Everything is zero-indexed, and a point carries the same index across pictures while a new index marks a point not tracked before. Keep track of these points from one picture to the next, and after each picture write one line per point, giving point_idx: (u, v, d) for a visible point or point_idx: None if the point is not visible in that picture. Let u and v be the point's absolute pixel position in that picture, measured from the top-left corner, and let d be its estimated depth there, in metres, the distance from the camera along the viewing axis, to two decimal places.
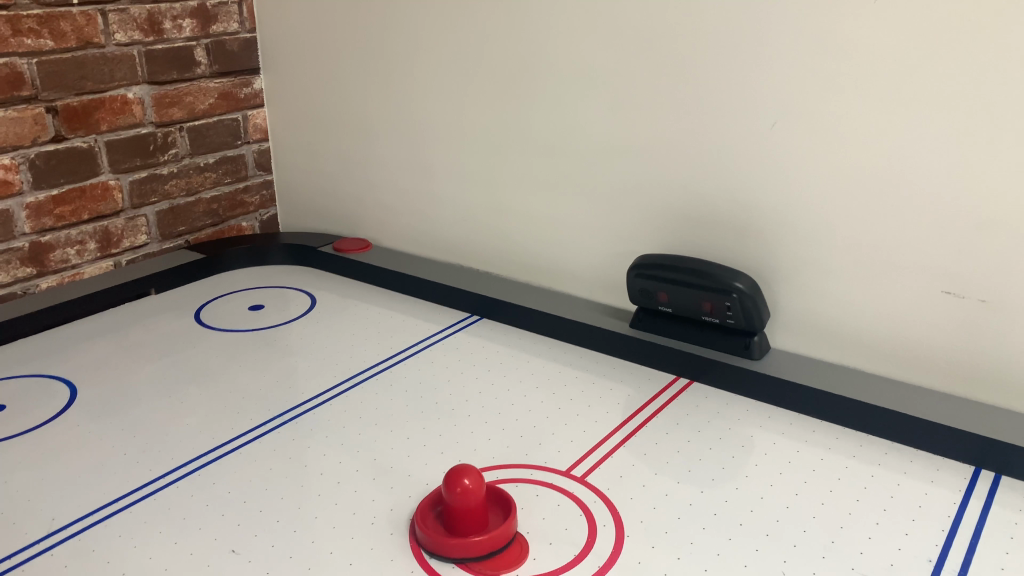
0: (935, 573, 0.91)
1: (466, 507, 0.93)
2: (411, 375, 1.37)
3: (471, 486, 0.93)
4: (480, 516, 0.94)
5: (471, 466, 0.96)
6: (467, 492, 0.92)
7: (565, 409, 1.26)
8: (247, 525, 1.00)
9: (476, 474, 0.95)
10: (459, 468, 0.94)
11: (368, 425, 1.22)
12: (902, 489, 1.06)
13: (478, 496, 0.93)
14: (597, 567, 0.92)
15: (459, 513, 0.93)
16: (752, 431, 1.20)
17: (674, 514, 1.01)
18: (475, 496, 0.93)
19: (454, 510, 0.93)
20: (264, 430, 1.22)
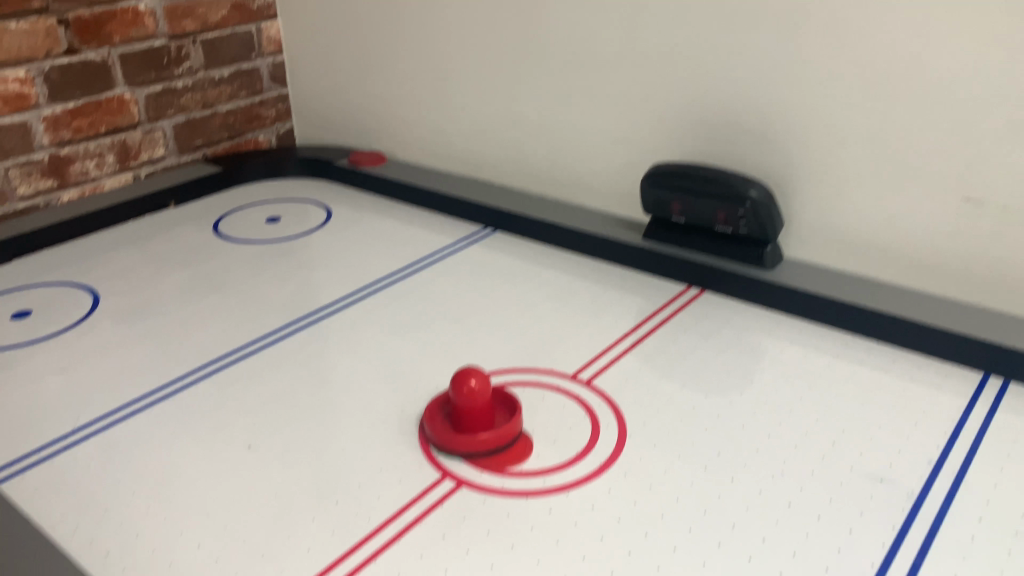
0: (934, 473, 0.93)
1: (473, 407, 0.95)
2: (424, 285, 1.39)
3: (477, 387, 0.95)
4: (486, 416, 0.96)
5: (477, 368, 0.98)
6: (473, 394, 0.95)
7: (575, 318, 1.27)
8: (262, 424, 1.03)
9: (482, 375, 0.97)
10: (465, 370, 0.96)
11: (381, 332, 1.24)
12: (908, 395, 1.07)
13: (485, 396, 0.96)
14: (599, 464, 0.95)
15: (466, 412, 0.96)
16: (760, 339, 1.20)
17: (678, 417, 1.03)
18: (482, 396, 0.95)
19: (461, 409, 0.96)
20: (279, 336, 1.24)
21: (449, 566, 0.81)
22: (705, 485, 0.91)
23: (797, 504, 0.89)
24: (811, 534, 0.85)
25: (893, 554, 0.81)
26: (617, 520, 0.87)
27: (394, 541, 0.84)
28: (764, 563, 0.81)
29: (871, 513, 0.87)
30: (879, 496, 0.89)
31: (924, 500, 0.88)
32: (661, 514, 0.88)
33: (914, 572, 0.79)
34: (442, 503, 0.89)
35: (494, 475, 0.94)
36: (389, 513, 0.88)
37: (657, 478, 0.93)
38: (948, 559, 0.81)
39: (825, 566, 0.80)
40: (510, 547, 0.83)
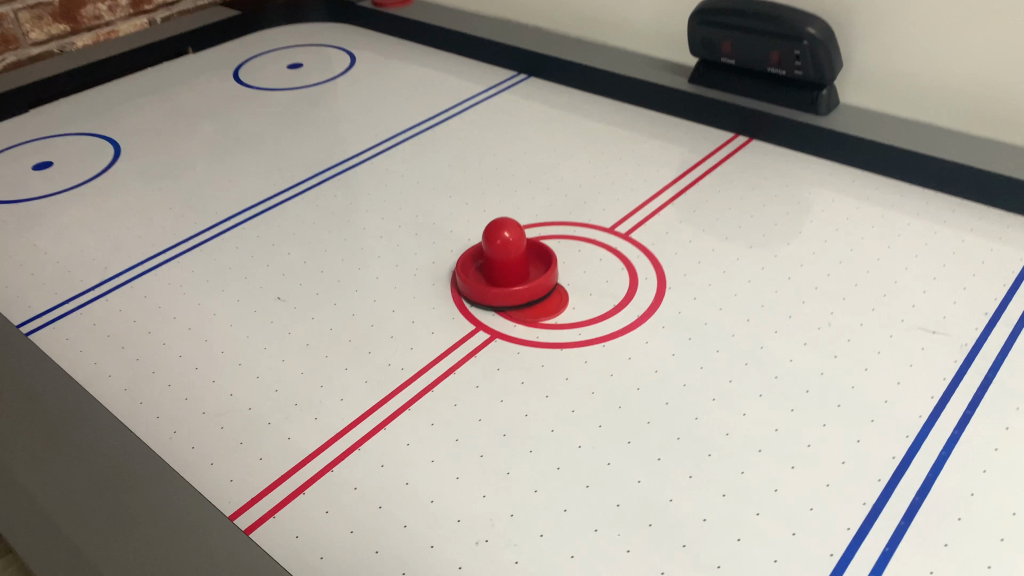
0: (990, 326, 0.88)
1: (505, 259, 0.92)
2: (454, 135, 1.33)
3: (511, 239, 0.92)
4: (519, 269, 0.94)
5: (511, 220, 0.95)
6: (507, 246, 0.91)
7: (613, 169, 1.21)
8: (291, 276, 1.01)
9: (516, 228, 0.94)
10: (500, 222, 0.93)
11: (410, 184, 1.20)
12: (965, 247, 1.01)
13: (517, 249, 0.92)
14: (636, 316, 0.92)
15: (498, 264, 0.93)
16: (809, 189, 1.13)
17: (719, 270, 0.99)
18: (514, 249, 0.92)
19: (493, 262, 0.93)
20: (306, 188, 1.21)
21: (483, 415, 0.80)
22: (746, 338, 0.88)
23: (842, 357, 0.85)
24: (857, 385, 0.82)
25: (942, 407, 0.79)
26: (655, 371, 0.84)
27: (428, 391, 0.83)
28: (807, 414, 0.79)
29: (921, 365, 0.84)
30: (930, 348, 0.86)
31: (978, 353, 0.85)
32: (700, 365, 0.85)
33: (964, 424, 0.77)
34: (475, 354, 0.88)
35: (526, 327, 0.91)
36: (422, 364, 0.87)
37: (697, 330, 0.90)
38: (1000, 411, 0.78)
39: (870, 418, 0.78)
40: (545, 396, 0.82)
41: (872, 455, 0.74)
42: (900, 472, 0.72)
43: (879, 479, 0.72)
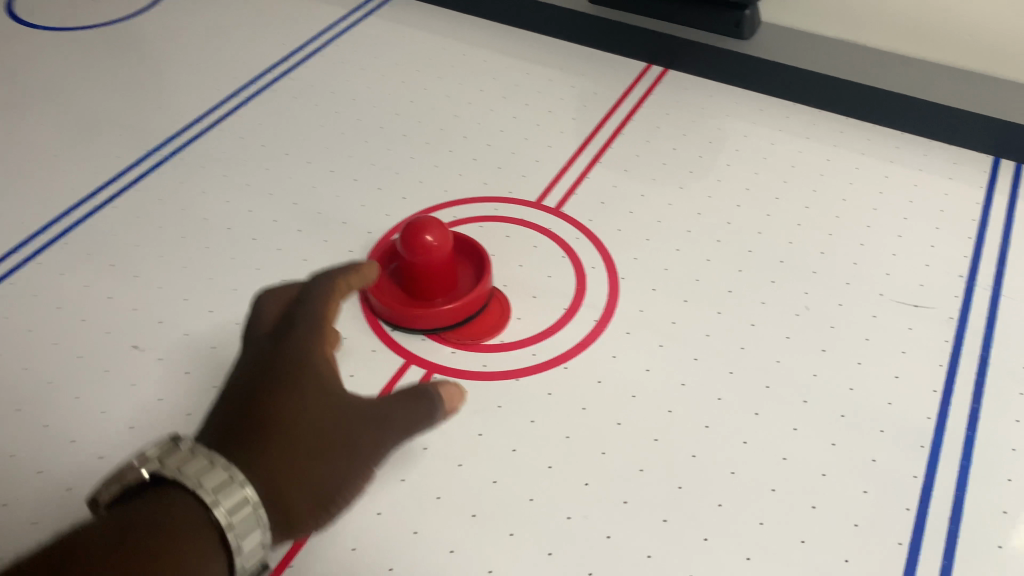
0: (969, 291, 0.81)
1: (427, 271, 0.75)
2: (318, 83, 1.09)
3: (436, 244, 0.73)
4: (445, 280, 0.76)
5: (432, 217, 0.76)
6: (431, 253, 0.73)
7: (521, 119, 1.03)
8: (145, 309, 0.78)
9: (442, 229, 0.75)
10: (419, 222, 0.74)
11: (278, 156, 0.97)
12: (921, 192, 0.92)
13: (442, 259, 0.74)
14: (594, 322, 0.77)
15: (418, 277, 0.75)
16: (744, 131, 1.01)
17: (673, 247, 0.86)
18: (438, 259, 0.74)
19: (412, 274, 0.75)
20: (139, 173, 0.94)
21: (442, 490, 0.65)
22: (723, 337, 0.77)
23: (831, 350, 0.75)
24: (856, 386, 0.72)
25: (948, 402, 0.71)
26: (633, 396, 0.71)
27: None
28: (812, 432, 0.69)
29: (915, 351, 0.75)
30: (918, 328, 0.77)
31: (966, 328, 0.77)
32: (682, 381, 0.73)
33: (976, 421, 0.69)
34: None
35: (465, 351, 0.75)
36: None
37: (667, 333, 0.77)
38: (1006, 400, 0.71)
39: (879, 428, 0.69)
40: (512, 450, 0.67)
41: (893, 476, 0.65)
42: (929, 496, 0.64)
43: (909, 508, 0.63)
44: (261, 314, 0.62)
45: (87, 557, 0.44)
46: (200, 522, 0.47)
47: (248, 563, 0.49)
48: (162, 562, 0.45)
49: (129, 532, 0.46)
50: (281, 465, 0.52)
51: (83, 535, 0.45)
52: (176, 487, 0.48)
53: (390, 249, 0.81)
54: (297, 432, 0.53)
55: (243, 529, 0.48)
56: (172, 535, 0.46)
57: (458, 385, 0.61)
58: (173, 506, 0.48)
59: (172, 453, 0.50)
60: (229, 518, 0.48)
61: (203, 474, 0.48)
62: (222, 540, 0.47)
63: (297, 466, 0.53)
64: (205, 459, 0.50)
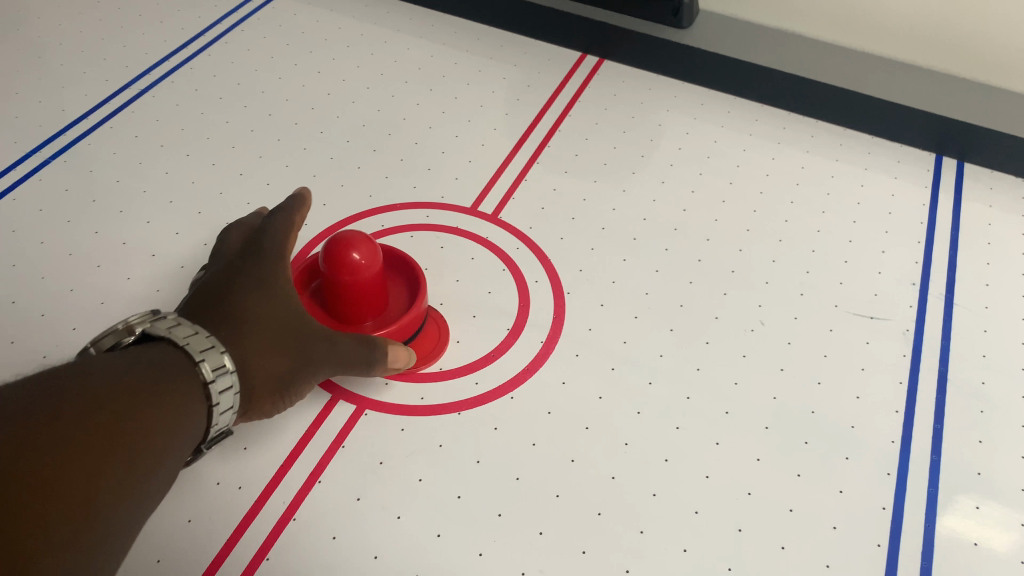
0: (922, 300, 0.78)
1: (354, 294, 0.66)
2: (222, 75, 0.99)
3: (363, 263, 0.64)
4: (373, 303, 0.68)
5: (358, 231, 0.67)
6: (357, 272, 0.64)
7: (450, 114, 0.95)
8: (27, 341, 0.69)
9: (371, 245, 0.66)
10: (342, 237, 0.65)
11: (179, 158, 0.87)
12: (868, 193, 0.89)
13: (371, 281, 0.66)
14: (541, 343, 0.71)
15: (342, 301, 0.66)
16: (685, 128, 0.96)
17: (619, 257, 0.80)
18: (365, 281, 0.65)
19: (336, 296, 0.66)
20: (16, 179, 0.84)
21: (379, 547, 0.58)
22: (677, 357, 0.72)
23: (789, 369, 0.71)
24: (817, 409, 0.69)
25: (910, 424, 0.68)
26: (586, 428, 0.66)
27: (291, 516, 0.59)
28: (775, 462, 0.65)
29: (874, 368, 0.72)
30: (875, 342, 0.74)
31: (923, 340, 0.74)
32: (637, 409, 0.67)
33: (939, 445, 0.67)
34: (343, 442, 0.64)
35: (400, 383, 0.68)
36: (272, 472, 0.62)
37: (618, 354, 0.71)
38: (967, 420, 0.69)
39: (844, 454, 0.65)
40: (457, 497, 0.61)
41: (860, 509, 0.62)
42: (898, 530, 0.61)
43: (880, 544, 0.60)
44: (227, 238, 0.70)
45: (89, 373, 0.48)
46: (188, 372, 0.53)
47: (220, 421, 0.55)
48: (159, 393, 0.50)
49: (129, 364, 0.51)
50: (253, 347, 0.59)
51: (89, 359, 0.49)
52: (165, 343, 0.54)
53: (312, 265, 0.71)
54: (268, 322, 0.60)
55: (222, 388, 0.54)
56: (164, 374, 0.51)
57: (405, 350, 0.66)
58: (163, 354, 0.53)
59: (157, 320, 0.56)
60: (214, 374, 0.54)
61: (190, 337, 0.55)
62: (204, 393, 0.53)
63: (264, 351, 0.60)
64: (190, 328, 0.56)
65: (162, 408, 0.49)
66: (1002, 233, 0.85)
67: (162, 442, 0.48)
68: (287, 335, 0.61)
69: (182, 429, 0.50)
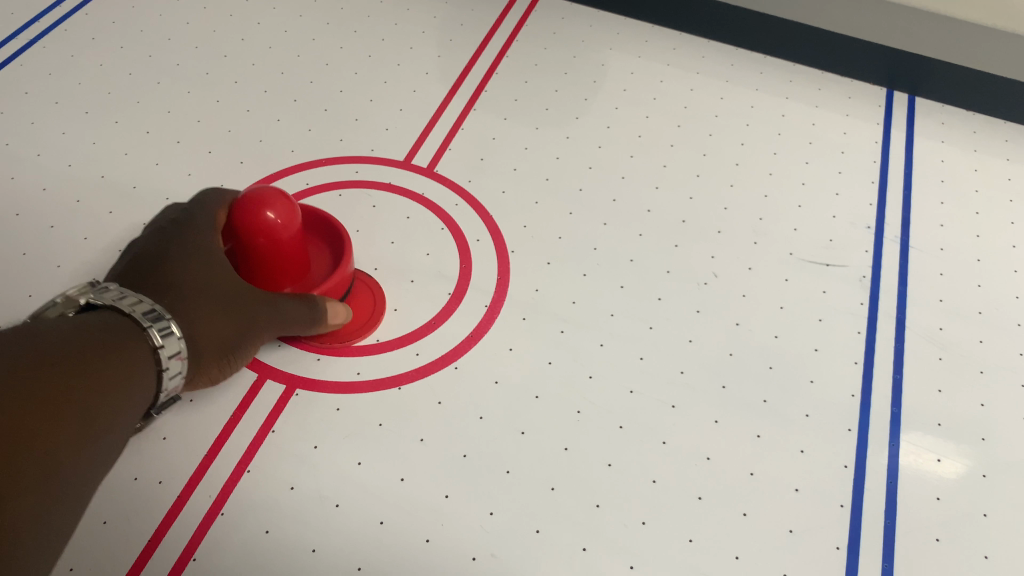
0: (878, 245, 0.75)
1: (271, 258, 0.58)
2: (123, 21, 0.90)
3: (279, 226, 0.57)
4: (293, 267, 0.60)
5: (273, 188, 0.58)
6: (272, 235, 0.57)
7: (378, 58, 0.88)
8: None
9: (290, 204, 0.58)
10: (254, 195, 0.57)
11: (76, 117, 0.79)
12: (820, 132, 0.85)
13: (290, 244, 0.58)
14: (485, 309, 0.66)
15: (257, 265, 0.59)
16: (629, 67, 0.91)
17: (565, 210, 0.75)
18: (283, 244, 0.58)
19: (251, 259, 0.58)
20: None
21: (317, 540, 0.53)
22: (629, 316, 0.68)
23: (745, 323, 0.68)
24: (774, 364, 0.66)
25: (869, 376, 0.65)
26: (535, 397, 0.62)
27: (219, 510, 0.54)
28: (734, 423, 0.62)
29: (831, 318, 0.69)
30: (832, 290, 0.71)
31: (880, 287, 0.72)
32: (588, 373, 0.63)
33: (899, 397, 0.64)
34: (273, 426, 0.59)
35: (333, 358, 0.63)
36: (197, 462, 0.57)
37: (566, 316, 0.67)
38: (926, 369, 0.67)
39: (804, 412, 0.63)
40: (400, 480, 0.56)
41: (822, 468, 0.60)
42: (861, 489, 0.59)
43: (843, 505, 0.58)
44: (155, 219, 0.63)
45: (26, 343, 0.43)
46: (137, 339, 0.48)
47: (169, 387, 0.51)
48: (108, 361, 0.45)
49: (73, 332, 0.46)
50: (209, 308, 0.54)
51: (30, 328, 0.45)
52: (111, 310, 0.49)
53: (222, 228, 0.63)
54: (211, 286, 0.55)
55: (173, 353, 0.50)
56: (110, 341, 0.47)
57: (340, 314, 0.61)
58: (108, 320, 0.48)
59: (98, 290, 0.51)
60: (166, 340, 0.49)
61: (136, 304, 0.50)
62: (154, 358, 0.49)
63: (220, 312, 0.54)
64: (135, 295, 0.51)
65: (111, 379, 0.45)
66: (955, 171, 0.83)
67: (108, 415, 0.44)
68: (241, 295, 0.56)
69: (132, 399, 0.46)
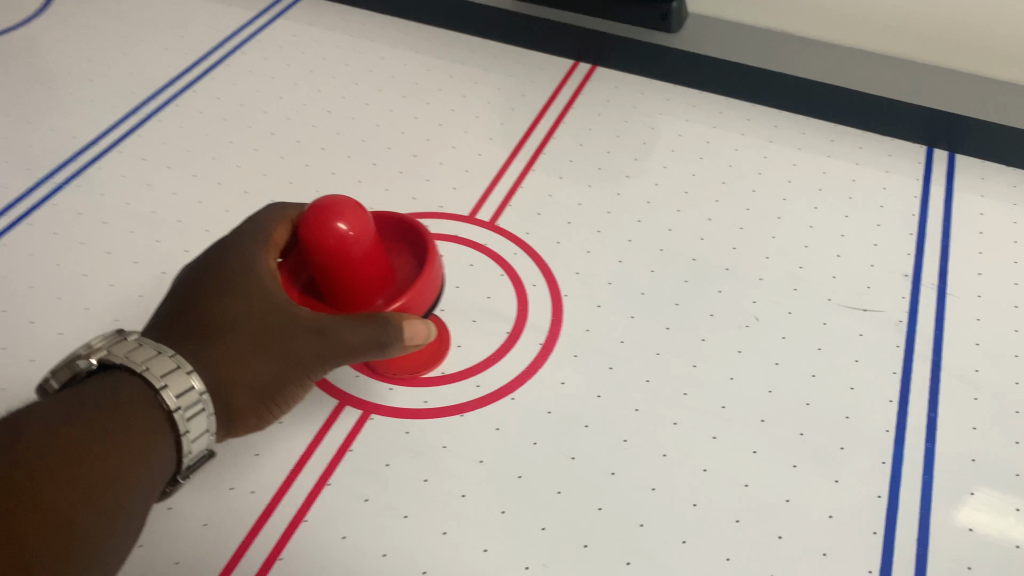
0: (915, 291, 0.79)
1: (349, 270, 0.61)
2: (225, 96, 1.01)
3: (348, 232, 0.59)
4: (374, 279, 0.63)
5: (344, 198, 0.61)
6: (343, 243, 0.59)
7: (447, 126, 0.97)
8: (46, 360, 0.71)
9: (361, 213, 0.61)
10: (325, 206, 0.60)
11: (185, 179, 0.89)
12: (860, 187, 0.90)
13: (362, 255, 0.60)
14: (540, 346, 0.73)
15: (339, 279, 0.62)
16: (678, 130, 0.98)
17: (615, 259, 0.81)
18: (356, 254, 0.60)
19: (324, 276, 0.62)
20: (34, 202, 0.86)
21: (387, 546, 0.60)
22: (673, 355, 0.73)
23: (784, 362, 0.73)
24: (812, 401, 0.70)
25: (904, 412, 0.69)
26: (585, 426, 0.67)
27: (302, 518, 0.61)
28: (771, 454, 0.66)
29: (868, 359, 0.73)
30: (869, 334, 0.75)
31: (916, 331, 0.75)
32: (635, 407, 0.69)
33: (934, 433, 0.68)
34: (351, 445, 0.66)
35: (403, 387, 0.70)
36: (281, 476, 0.64)
37: (615, 354, 0.73)
38: (961, 407, 0.70)
39: (839, 445, 0.67)
40: (461, 497, 0.62)
41: (856, 497, 0.63)
42: (894, 517, 0.62)
43: (876, 532, 0.62)
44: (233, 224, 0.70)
45: (43, 428, 0.53)
46: (151, 401, 0.57)
47: (195, 444, 0.59)
48: (119, 431, 0.55)
49: (87, 408, 0.55)
50: (226, 354, 0.62)
51: (46, 406, 0.55)
52: (125, 371, 0.58)
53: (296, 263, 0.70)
54: (234, 334, 0.62)
55: (188, 413, 0.58)
56: (121, 410, 0.56)
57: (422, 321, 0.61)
58: (124, 386, 0.57)
59: (120, 345, 0.60)
60: (178, 401, 0.57)
61: (152, 363, 0.58)
62: (170, 419, 0.57)
63: (238, 356, 0.62)
64: (152, 350, 0.59)
65: (119, 445, 0.54)
66: (994, 223, 0.86)
67: (124, 482, 0.54)
68: (264, 338, 0.62)
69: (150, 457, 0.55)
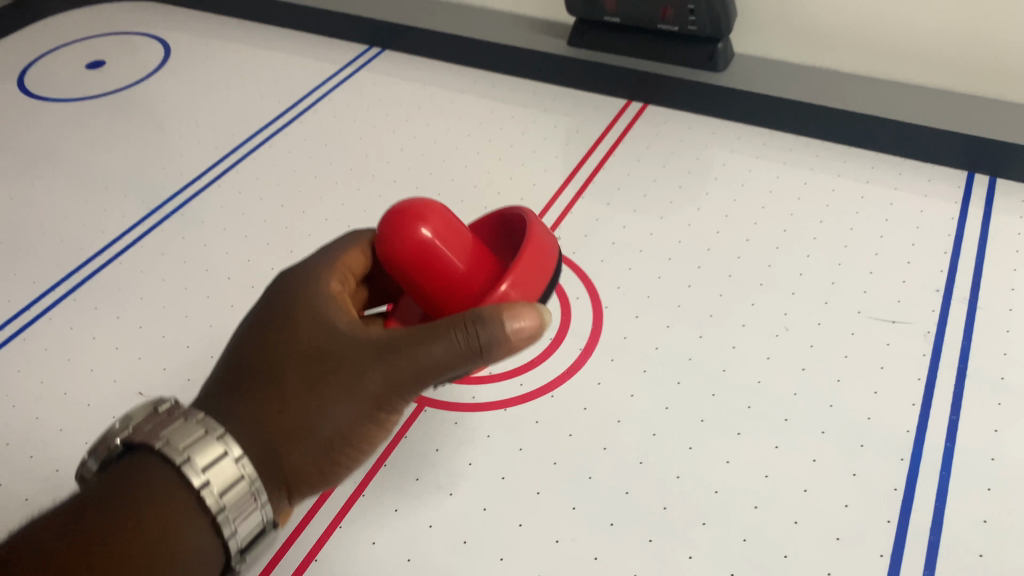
0: (945, 305, 0.82)
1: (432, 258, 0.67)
2: (312, 137, 1.14)
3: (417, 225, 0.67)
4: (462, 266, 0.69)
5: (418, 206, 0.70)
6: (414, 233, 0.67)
7: (507, 160, 1.07)
8: (151, 358, 0.82)
9: (429, 211, 0.69)
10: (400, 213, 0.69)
11: (273, 207, 1.01)
12: (897, 210, 0.94)
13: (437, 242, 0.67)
14: (580, 350, 0.80)
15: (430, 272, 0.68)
16: (722, 160, 1.04)
17: (654, 275, 0.88)
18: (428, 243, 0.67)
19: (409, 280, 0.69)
20: (147, 228, 1.00)
21: (433, 519, 0.67)
22: (705, 359, 0.79)
23: (811, 368, 0.77)
24: (836, 403, 0.74)
25: (926, 414, 0.72)
26: (618, 421, 0.73)
27: (360, 493, 0.70)
28: (793, 449, 0.71)
29: (893, 366, 0.77)
30: (895, 343, 0.79)
31: (944, 341, 0.79)
32: (665, 404, 0.75)
33: (954, 433, 0.71)
34: (406, 433, 0.74)
35: (455, 384, 0.78)
36: None
37: (651, 358, 0.79)
38: (984, 411, 0.73)
39: (859, 442, 0.71)
40: (501, 479, 0.69)
41: (873, 490, 0.67)
42: (908, 509, 0.66)
43: (889, 520, 0.65)
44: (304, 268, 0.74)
45: (60, 528, 0.55)
46: (180, 483, 0.58)
47: (242, 519, 0.59)
48: (149, 514, 0.56)
49: (119, 493, 0.57)
50: (270, 401, 0.63)
51: (87, 497, 0.57)
52: (153, 451, 0.59)
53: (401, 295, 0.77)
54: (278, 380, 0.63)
55: (216, 486, 0.58)
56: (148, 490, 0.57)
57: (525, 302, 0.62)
58: (152, 468, 0.59)
59: (155, 420, 0.61)
60: (203, 476, 0.58)
61: (178, 440, 0.59)
62: (199, 495, 0.57)
63: (282, 401, 0.63)
64: (180, 425, 0.60)
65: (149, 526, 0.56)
66: None
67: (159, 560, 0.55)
68: (307, 381, 0.63)
69: (183, 530, 0.57)
